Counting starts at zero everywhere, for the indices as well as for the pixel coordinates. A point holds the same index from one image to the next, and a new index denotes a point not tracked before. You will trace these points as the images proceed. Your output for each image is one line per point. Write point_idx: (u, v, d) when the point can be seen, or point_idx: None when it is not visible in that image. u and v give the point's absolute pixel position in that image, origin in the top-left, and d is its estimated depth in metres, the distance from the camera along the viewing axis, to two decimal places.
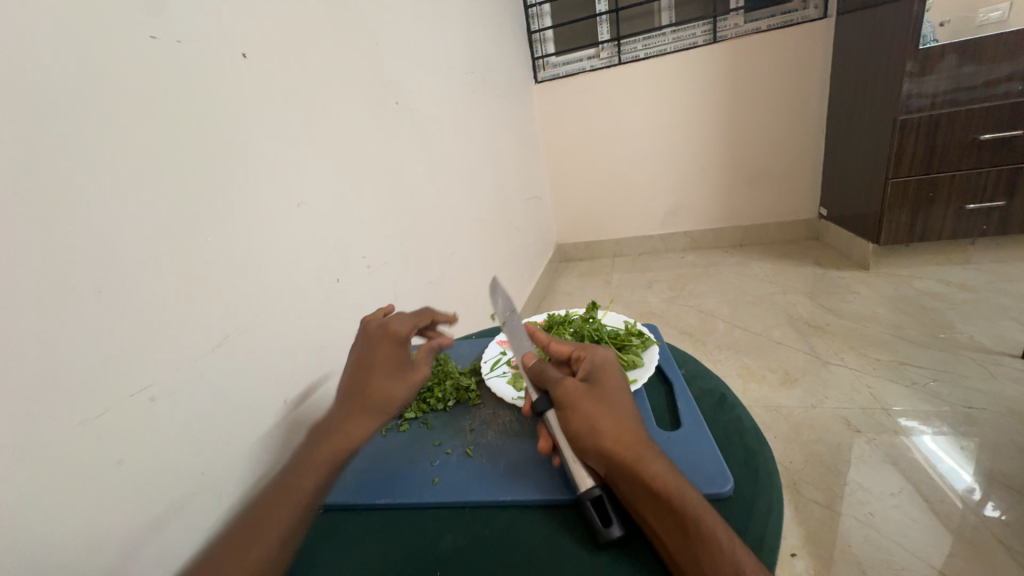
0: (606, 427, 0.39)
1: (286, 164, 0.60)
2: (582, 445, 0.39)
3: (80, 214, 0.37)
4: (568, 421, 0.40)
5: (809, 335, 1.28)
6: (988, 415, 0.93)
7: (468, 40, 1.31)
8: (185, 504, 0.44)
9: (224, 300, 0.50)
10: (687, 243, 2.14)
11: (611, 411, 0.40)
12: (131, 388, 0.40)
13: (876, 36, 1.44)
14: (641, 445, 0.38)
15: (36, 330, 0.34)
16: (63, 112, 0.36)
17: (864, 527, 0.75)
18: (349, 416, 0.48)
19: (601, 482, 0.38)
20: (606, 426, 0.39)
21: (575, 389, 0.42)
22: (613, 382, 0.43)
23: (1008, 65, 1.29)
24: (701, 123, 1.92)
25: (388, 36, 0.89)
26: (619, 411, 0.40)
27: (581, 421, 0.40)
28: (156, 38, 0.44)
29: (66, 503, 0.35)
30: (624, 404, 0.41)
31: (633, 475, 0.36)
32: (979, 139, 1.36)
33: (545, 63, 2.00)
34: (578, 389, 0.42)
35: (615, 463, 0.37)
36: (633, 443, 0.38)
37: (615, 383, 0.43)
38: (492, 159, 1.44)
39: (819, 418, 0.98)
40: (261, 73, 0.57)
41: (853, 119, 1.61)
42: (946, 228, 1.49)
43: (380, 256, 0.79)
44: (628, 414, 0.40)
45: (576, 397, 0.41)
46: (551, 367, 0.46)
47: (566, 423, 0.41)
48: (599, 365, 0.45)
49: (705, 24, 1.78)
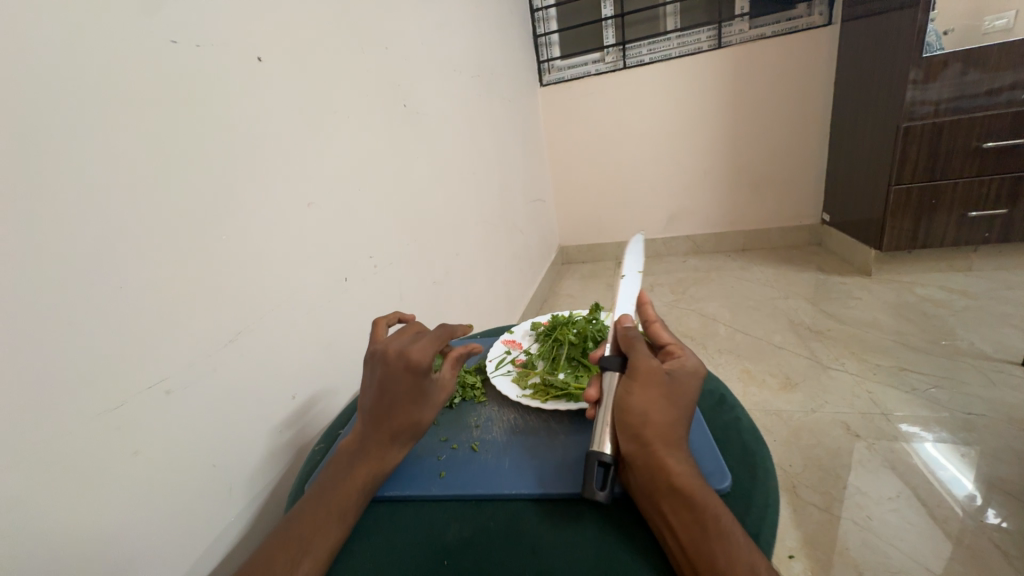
0: (656, 419, 0.39)
1: (298, 165, 0.62)
2: (627, 420, 0.40)
3: (100, 212, 0.38)
4: (629, 390, 0.41)
5: (810, 340, 1.29)
6: (987, 421, 0.93)
7: (475, 43, 1.33)
8: (196, 494, 0.45)
9: (236, 296, 0.51)
10: (689, 246, 2.15)
11: (672, 409, 0.40)
12: (147, 381, 0.42)
13: (880, 43, 1.45)
14: (675, 446, 0.38)
15: (56, 323, 0.35)
16: (84, 114, 0.38)
17: (862, 530, 0.76)
18: (373, 449, 0.44)
19: (616, 457, 0.40)
20: (657, 416, 0.39)
21: (652, 372, 0.42)
22: (687, 390, 0.42)
23: (1010, 74, 1.30)
24: (704, 128, 1.93)
25: (397, 40, 0.90)
26: (675, 412, 0.40)
27: (641, 399, 0.40)
28: (178, 42, 0.46)
29: (85, 489, 0.36)
30: (683, 411, 0.41)
31: (659, 467, 0.36)
32: (981, 147, 1.37)
33: (550, 66, 2.02)
34: (657, 375, 0.41)
35: (646, 450, 0.38)
36: (670, 443, 0.38)
37: (689, 390, 0.42)
38: (497, 161, 1.45)
39: (818, 422, 0.99)
40: (275, 76, 0.59)
41: (857, 126, 1.62)
42: (948, 235, 1.49)
43: (386, 256, 0.81)
44: (681, 418, 0.40)
45: (651, 378, 0.41)
46: (642, 343, 0.46)
47: (623, 390, 0.41)
48: (685, 370, 0.43)
49: (709, 30, 1.80)
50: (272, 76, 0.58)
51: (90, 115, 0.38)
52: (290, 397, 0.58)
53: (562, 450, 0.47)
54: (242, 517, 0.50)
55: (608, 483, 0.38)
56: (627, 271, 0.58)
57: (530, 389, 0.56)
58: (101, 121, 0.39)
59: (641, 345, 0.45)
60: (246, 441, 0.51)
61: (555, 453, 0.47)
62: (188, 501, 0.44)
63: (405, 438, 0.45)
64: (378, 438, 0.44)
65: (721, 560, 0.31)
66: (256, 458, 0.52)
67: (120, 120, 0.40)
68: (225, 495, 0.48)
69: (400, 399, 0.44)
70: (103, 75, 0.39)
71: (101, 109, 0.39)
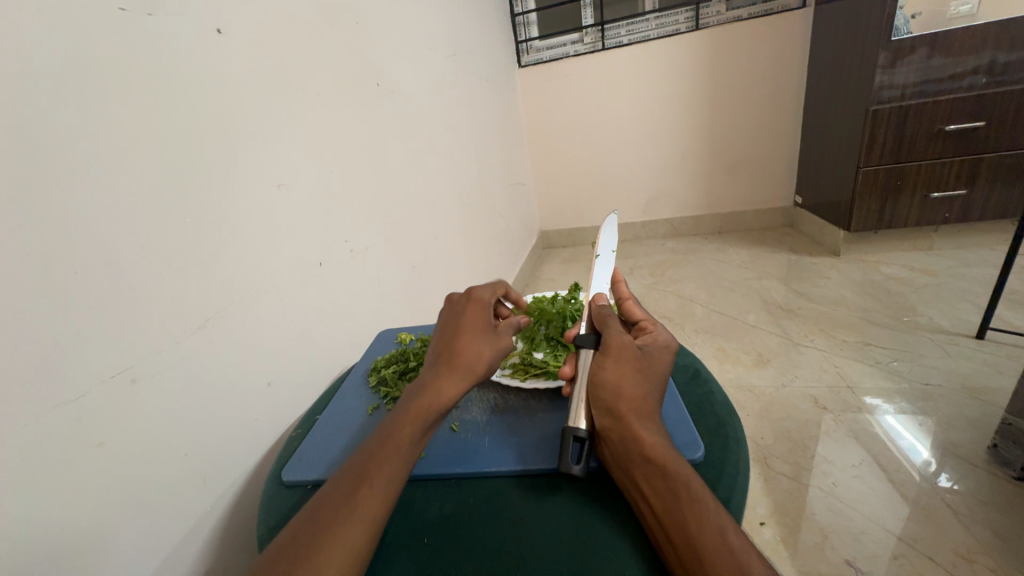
0: (629, 393, 0.40)
1: (265, 143, 0.59)
2: (601, 395, 0.41)
3: (50, 192, 0.36)
4: (602, 366, 0.42)
5: (782, 319, 1.33)
6: (942, 390, 0.99)
7: (450, 20, 1.29)
8: (168, 484, 0.44)
9: (205, 282, 0.49)
10: (667, 230, 2.18)
11: (643, 381, 0.41)
12: (110, 369, 0.40)
13: (852, 26, 1.47)
14: (649, 418, 0.39)
15: (7, 310, 0.33)
16: (29, 85, 0.35)
17: (827, 496, 0.80)
18: (437, 374, 0.44)
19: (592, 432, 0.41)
20: (629, 390, 0.40)
21: (624, 347, 0.43)
22: (659, 363, 0.43)
23: (973, 59, 1.34)
24: (683, 111, 1.94)
25: (367, 15, 0.87)
26: (648, 386, 0.41)
27: (614, 374, 0.41)
28: (127, 10, 0.43)
29: (49, 482, 0.35)
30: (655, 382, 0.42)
31: (630, 438, 0.37)
32: (944, 130, 1.42)
33: (529, 47, 1.98)
34: (627, 349, 0.43)
35: (618, 423, 0.38)
36: (644, 415, 0.39)
37: (659, 363, 0.43)
38: (475, 144, 1.43)
39: (788, 396, 1.03)
40: (239, 49, 0.56)
41: (828, 109, 1.66)
42: (912, 216, 1.56)
43: (362, 240, 0.79)
44: (654, 391, 0.41)
45: (622, 353, 0.42)
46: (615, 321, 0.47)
47: (597, 367, 0.43)
48: (655, 344, 0.45)
49: (687, 11, 1.78)
50: (235, 51, 0.55)
51: (36, 86, 0.35)
52: (265, 384, 0.57)
53: (541, 427, 0.47)
54: (219, 505, 0.50)
55: (582, 457, 0.39)
56: (600, 250, 0.59)
57: (510, 368, 0.56)
58: (48, 92, 0.36)
59: (615, 323, 0.47)
60: (221, 429, 0.50)
61: (534, 430, 0.47)
62: (161, 490, 0.43)
63: (468, 368, 0.45)
64: (443, 364, 0.45)
65: (692, 524, 0.32)
66: (231, 446, 0.51)
67: (68, 92, 0.37)
68: (200, 483, 0.47)
69: (469, 324, 0.48)
70: (48, 43, 0.36)
71: (46, 80, 0.36)
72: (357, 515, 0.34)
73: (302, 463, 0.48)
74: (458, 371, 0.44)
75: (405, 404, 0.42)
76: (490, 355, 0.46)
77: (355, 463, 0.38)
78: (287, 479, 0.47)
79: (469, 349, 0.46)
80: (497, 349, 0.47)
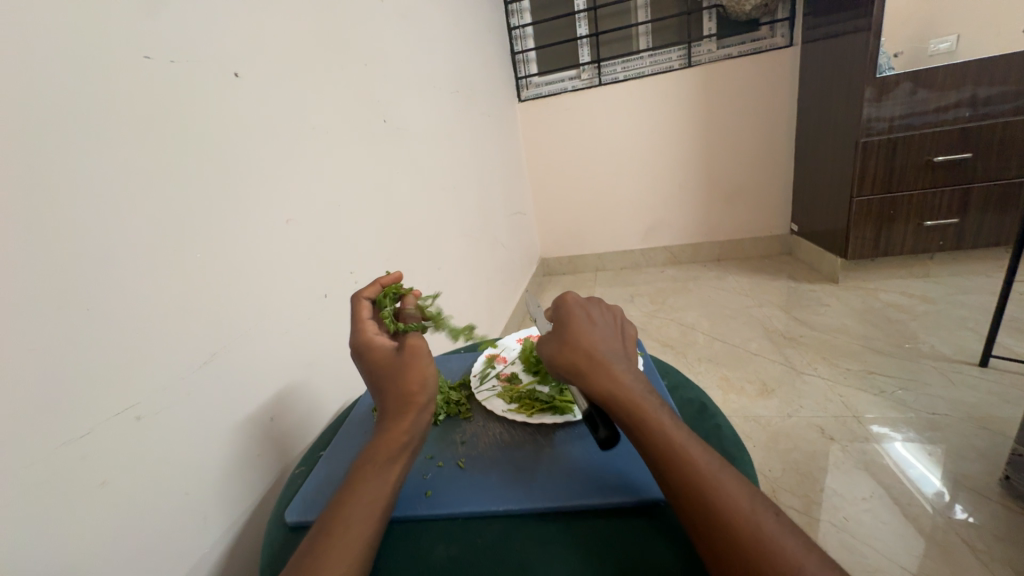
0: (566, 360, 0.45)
1: (274, 178, 0.61)
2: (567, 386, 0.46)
3: (67, 231, 0.37)
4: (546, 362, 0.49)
5: (784, 347, 1.33)
6: (950, 420, 0.98)
7: (453, 59, 1.34)
8: (168, 523, 0.43)
9: (212, 316, 0.50)
10: (666, 257, 2.21)
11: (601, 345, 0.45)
12: (117, 406, 0.40)
13: (838, 64, 1.53)
14: (596, 372, 0.43)
15: (19, 348, 0.34)
16: (52, 130, 0.37)
17: (839, 532, 0.78)
18: (383, 428, 0.43)
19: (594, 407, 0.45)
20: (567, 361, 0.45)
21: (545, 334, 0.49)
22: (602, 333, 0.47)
23: (955, 93, 1.40)
24: (678, 142, 1.99)
25: (375, 57, 0.91)
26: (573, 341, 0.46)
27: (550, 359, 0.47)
28: (152, 57, 0.46)
29: (51, 522, 0.35)
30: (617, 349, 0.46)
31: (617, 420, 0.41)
32: (932, 161, 1.46)
33: (528, 82, 2.06)
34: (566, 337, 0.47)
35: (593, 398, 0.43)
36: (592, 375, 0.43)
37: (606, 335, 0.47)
38: (477, 175, 1.46)
39: (794, 426, 1.02)
40: (253, 91, 0.59)
41: (820, 141, 1.71)
42: (907, 244, 1.58)
43: (367, 271, 0.80)
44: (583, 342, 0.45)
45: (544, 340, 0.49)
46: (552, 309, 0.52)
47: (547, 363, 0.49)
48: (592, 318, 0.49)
49: (680, 50, 1.87)
50: (250, 91, 0.58)
51: (57, 132, 0.37)
52: (268, 418, 0.56)
53: (549, 463, 0.47)
54: (218, 546, 0.48)
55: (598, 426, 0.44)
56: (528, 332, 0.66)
57: (516, 403, 0.56)
58: (68, 137, 0.38)
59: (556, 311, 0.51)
60: (222, 466, 0.49)
61: (540, 467, 0.47)
62: (163, 529, 0.43)
63: (400, 406, 0.42)
64: (384, 417, 0.43)
65: (710, 527, 0.34)
66: (230, 485, 0.50)
67: (91, 138, 0.39)
68: (200, 522, 0.46)
69: (377, 368, 0.46)
70: (71, 91, 0.38)
71: (69, 126, 0.38)
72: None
73: (304, 503, 0.47)
74: (390, 417, 0.43)
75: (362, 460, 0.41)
76: (412, 373, 0.43)
77: (327, 516, 0.37)
78: (290, 520, 0.45)
79: (391, 390, 0.44)
80: (416, 362, 0.44)
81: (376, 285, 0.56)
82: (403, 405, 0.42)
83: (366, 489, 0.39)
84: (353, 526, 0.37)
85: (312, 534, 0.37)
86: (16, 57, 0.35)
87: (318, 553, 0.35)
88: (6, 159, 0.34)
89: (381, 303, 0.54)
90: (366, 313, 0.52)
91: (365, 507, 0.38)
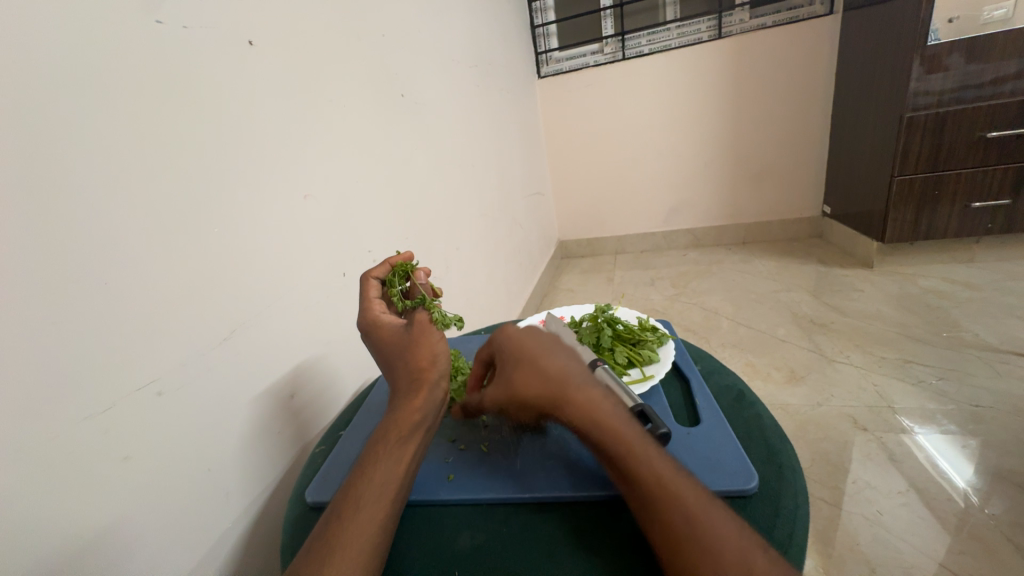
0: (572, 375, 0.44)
1: (293, 154, 0.59)
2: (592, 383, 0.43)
3: (80, 201, 0.36)
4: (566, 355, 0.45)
5: (814, 333, 1.27)
6: (994, 413, 0.92)
7: (471, 31, 1.29)
8: (188, 498, 0.43)
9: (230, 293, 0.49)
10: (689, 240, 2.14)
11: (537, 375, 0.42)
12: (138, 383, 0.39)
13: (884, 32, 1.42)
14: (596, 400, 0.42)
15: (39, 322, 0.33)
16: (63, 95, 0.35)
17: (872, 526, 0.75)
18: (395, 407, 0.42)
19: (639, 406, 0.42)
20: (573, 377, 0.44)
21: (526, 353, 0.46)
22: (558, 353, 0.44)
23: (1015, 63, 1.28)
24: (705, 119, 1.90)
25: (392, 28, 0.87)
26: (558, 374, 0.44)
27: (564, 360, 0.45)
28: (165, 22, 0.44)
29: (75, 494, 0.35)
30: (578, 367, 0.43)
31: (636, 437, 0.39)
32: (985, 137, 1.36)
33: (548, 58, 1.99)
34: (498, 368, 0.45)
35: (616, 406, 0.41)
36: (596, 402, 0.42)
37: (566, 355, 0.44)
38: (495, 153, 1.42)
39: (824, 416, 0.98)
40: (268, 61, 0.56)
41: (859, 116, 1.60)
42: (951, 226, 1.48)
43: (385, 251, 0.79)
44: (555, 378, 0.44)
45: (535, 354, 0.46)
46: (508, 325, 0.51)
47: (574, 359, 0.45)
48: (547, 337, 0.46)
49: (710, 20, 1.77)
50: (265, 62, 0.56)
51: (68, 97, 0.35)
52: (288, 396, 0.56)
53: (575, 450, 0.45)
54: (240, 523, 0.49)
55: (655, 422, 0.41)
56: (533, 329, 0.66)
57: None
58: (77, 102, 0.36)
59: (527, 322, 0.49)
60: (243, 444, 0.49)
61: (565, 454, 0.45)
62: (185, 503, 0.43)
63: (413, 384, 0.43)
64: (397, 396, 0.43)
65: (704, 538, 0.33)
66: (251, 463, 0.50)
67: (102, 104, 0.38)
68: (222, 498, 0.46)
69: (387, 347, 0.45)
70: (81, 55, 0.37)
71: (80, 91, 0.36)
72: (342, 556, 0.33)
73: (325, 484, 0.47)
74: (402, 396, 0.43)
75: (376, 440, 0.41)
76: (422, 350, 0.44)
77: (341, 498, 0.37)
78: (310, 500, 0.45)
79: (402, 369, 0.44)
80: (426, 339, 0.44)
81: (387, 265, 0.54)
82: (416, 382, 0.43)
83: (379, 470, 0.38)
84: (367, 508, 0.36)
85: (326, 516, 0.36)
86: (21, 19, 0.33)
87: (331, 536, 0.34)
88: (15, 124, 0.32)
89: (389, 283, 0.52)
90: (375, 292, 0.51)
91: (379, 488, 0.37)
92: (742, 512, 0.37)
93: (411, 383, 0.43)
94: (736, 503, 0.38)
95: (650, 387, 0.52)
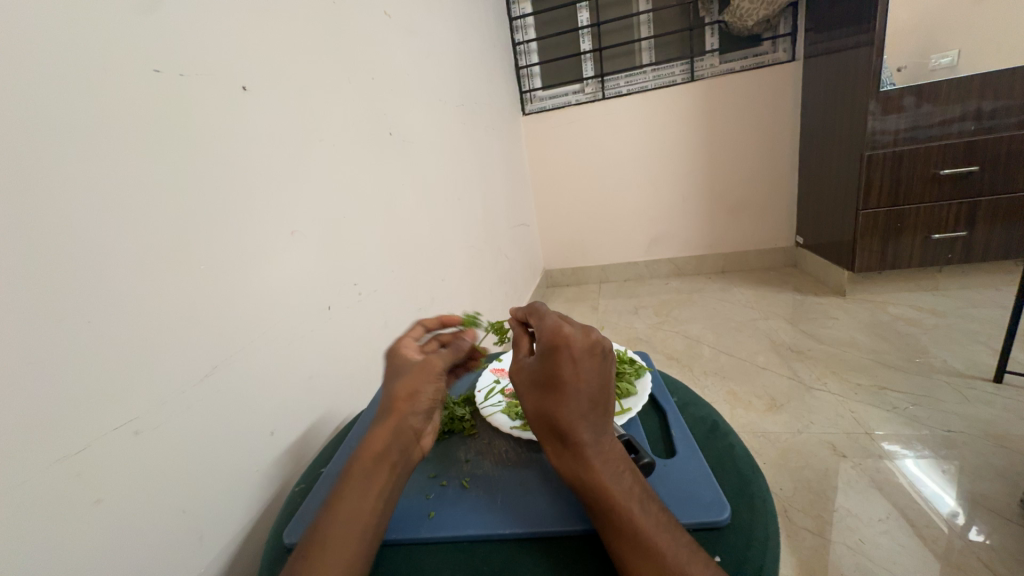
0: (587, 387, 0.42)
1: (283, 192, 0.61)
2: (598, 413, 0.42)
3: (67, 241, 0.37)
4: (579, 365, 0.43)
5: (792, 360, 1.31)
6: (965, 438, 0.95)
7: (458, 73, 1.36)
8: (160, 543, 0.42)
9: (211, 328, 0.49)
10: (670, 269, 2.20)
11: (544, 400, 0.42)
12: (115, 422, 0.39)
13: (841, 78, 1.54)
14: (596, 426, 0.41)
15: (20, 362, 0.33)
16: (58, 140, 0.37)
17: (855, 555, 0.75)
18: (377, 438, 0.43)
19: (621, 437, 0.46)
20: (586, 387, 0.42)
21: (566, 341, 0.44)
22: (579, 380, 0.42)
23: (959, 107, 1.40)
24: (682, 155, 2.00)
25: (381, 71, 0.92)
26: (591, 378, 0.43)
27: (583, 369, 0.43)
28: (162, 71, 0.46)
29: (41, 539, 0.34)
30: (594, 400, 0.42)
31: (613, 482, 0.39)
32: (939, 174, 1.46)
33: (533, 96, 2.09)
34: (520, 362, 0.47)
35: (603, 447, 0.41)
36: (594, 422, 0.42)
37: (586, 385, 0.42)
38: (481, 187, 1.46)
39: (805, 443, 0.99)
40: (262, 104, 0.59)
41: (824, 153, 1.70)
42: (915, 256, 1.56)
43: (372, 284, 0.80)
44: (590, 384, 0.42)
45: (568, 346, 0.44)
46: (551, 317, 0.47)
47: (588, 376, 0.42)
48: (580, 357, 0.43)
49: (683, 64, 1.89)
50: (258, 105, 0.59)
51: (62, 142, 0.37)
52: (268, 433, 0.55)
53: (555, 484, 0.46)
54: (211, 570, 0.47)
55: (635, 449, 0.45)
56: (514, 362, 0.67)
57: (520, 420, 0.55)
58: (72, 147, 0.38)
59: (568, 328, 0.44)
60: (220, 483, 0.48)
61: (545, 488, 0.45)
62: (157, 548, 0.41)
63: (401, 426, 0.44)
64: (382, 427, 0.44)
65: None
66: (228, 503, 0.49)
67: (94, 147, 0.39)
68: (195, 543, 0.45)
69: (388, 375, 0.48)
70: (80, 103, 0.38)
71: (75, 137, 0.38)
72: None
73: (301, 524, 0.46)
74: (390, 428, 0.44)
75: (350, 474, 0.41)
76: (415, 383, 0.46)
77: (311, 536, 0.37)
78: (286, 541, 0.44)
79: (404, 402, 0.45)
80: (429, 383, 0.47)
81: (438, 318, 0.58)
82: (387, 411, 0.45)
83: (352, 507, 0.39)
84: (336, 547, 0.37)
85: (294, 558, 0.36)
86: (19, 69, 0.34)
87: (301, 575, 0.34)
88: (7, 168, 0.33)
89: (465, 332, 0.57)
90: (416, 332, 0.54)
91: (348, 526, 0.38)
92: (715, 544, 0.38)
93: (403, 422, 0.44)
94: (711, 535, 0.39)
95: (628, 419, 0.53)
